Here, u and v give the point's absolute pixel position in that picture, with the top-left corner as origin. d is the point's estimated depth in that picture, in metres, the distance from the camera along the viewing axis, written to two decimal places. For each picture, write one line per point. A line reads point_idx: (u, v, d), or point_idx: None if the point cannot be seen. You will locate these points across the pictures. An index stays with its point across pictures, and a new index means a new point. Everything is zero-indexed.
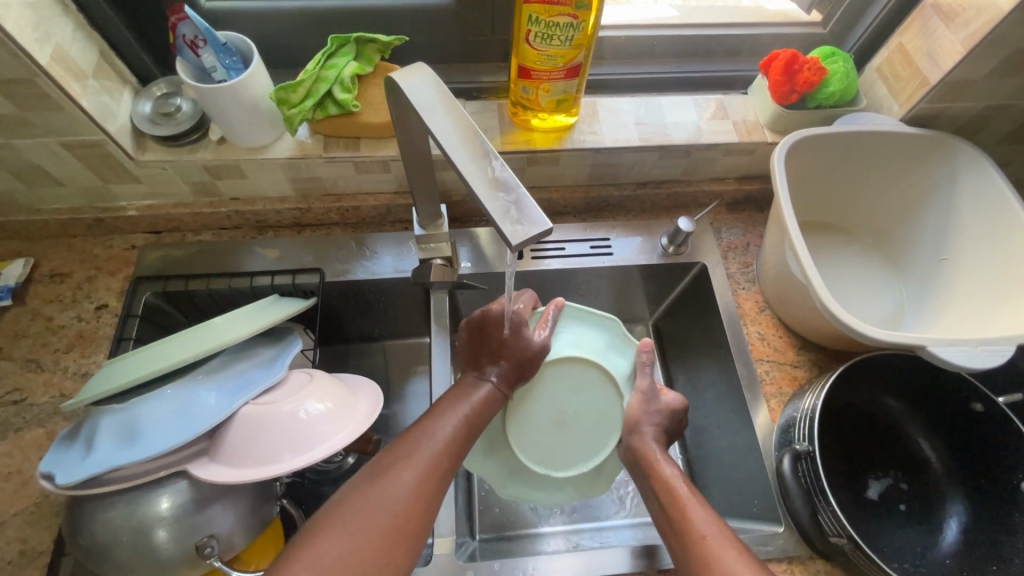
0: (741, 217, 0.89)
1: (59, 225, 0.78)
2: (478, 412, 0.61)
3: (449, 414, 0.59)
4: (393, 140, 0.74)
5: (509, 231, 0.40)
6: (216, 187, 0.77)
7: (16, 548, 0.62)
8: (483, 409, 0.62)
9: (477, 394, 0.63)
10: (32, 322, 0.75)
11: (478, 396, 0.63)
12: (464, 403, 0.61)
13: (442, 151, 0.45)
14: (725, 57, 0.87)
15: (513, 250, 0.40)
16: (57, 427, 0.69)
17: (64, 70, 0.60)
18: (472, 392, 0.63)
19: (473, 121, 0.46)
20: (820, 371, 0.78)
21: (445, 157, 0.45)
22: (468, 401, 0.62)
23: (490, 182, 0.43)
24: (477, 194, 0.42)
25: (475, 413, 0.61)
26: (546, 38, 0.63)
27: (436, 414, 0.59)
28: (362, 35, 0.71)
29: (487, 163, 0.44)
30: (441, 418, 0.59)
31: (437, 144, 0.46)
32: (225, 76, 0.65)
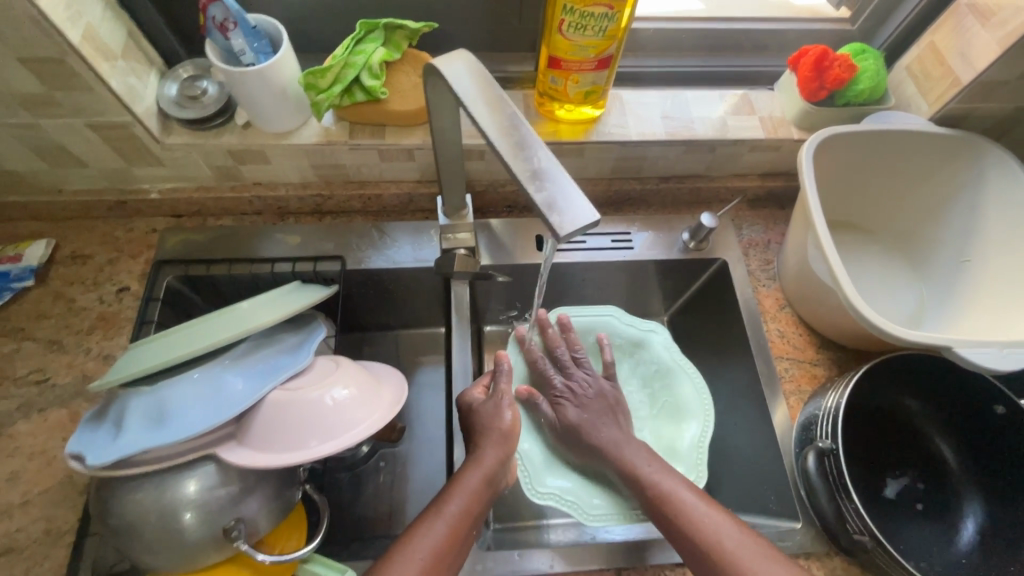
0: (763, 214, 0.89)
1: (81, 206, 0.78)
2: (471, 504, 0.58)
3: (437, 519, 0.56)
4: (418, 128, 0.74)
5: (558, 222, 0.40)
6: (239, 171, 0.77)
7: (41, 527, 0.63)
8: (474, 499, 0.58)
9: (470, 483, 0.59)
10: (54, 302, 0.75)
11: (468, 486, 0.59)
12: (451, 497, 0.58)
13: (483, 137, 0.45)
14: (752, 52, 0.86)
15: (559, 241, 0.40)
16: (81, 408, 0.69)
17: (94, 49, 0.59)
18: (466, 481, 0.59)
19: (510, 102, 0.47)
20: (840, 371, 0.78)
21: (487, 143, 0.45)
22: (464, 492, 0.58)
23: (533, 174, 0.42)
24: (521, 182, 0.42)
25: (469, 503, 0.57)
26: (580, 28, 0.63)
27: (427, 515, 0.56)
28: (390, 21, 0.71)
29: (526, 152, 0.44)
30: (427, 524, 0.55)
31: (477, 130, 0.45)
32: (253, 60, 0.64)
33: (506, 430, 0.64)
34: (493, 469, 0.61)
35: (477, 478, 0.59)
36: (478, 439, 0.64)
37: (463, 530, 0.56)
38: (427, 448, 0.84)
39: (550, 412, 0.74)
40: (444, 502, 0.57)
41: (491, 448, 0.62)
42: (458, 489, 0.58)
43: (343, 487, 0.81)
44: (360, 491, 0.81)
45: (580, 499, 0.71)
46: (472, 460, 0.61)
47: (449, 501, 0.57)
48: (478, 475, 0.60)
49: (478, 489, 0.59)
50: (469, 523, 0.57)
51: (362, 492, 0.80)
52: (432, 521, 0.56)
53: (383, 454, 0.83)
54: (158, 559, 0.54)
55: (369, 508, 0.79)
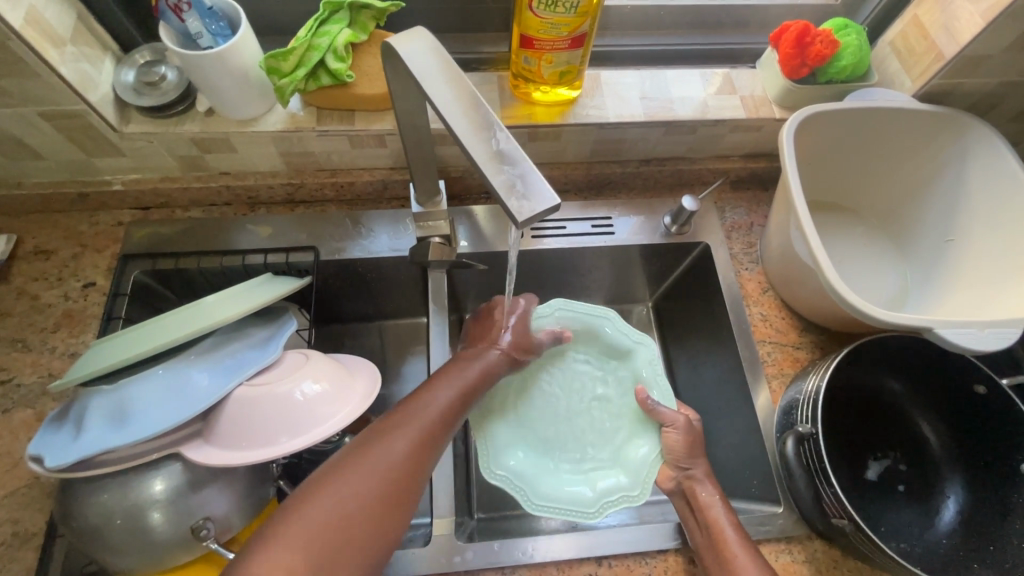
0: (746, 196, 0.87)
1: (43, 200, 0.76)
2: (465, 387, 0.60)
3: (410, 413, 0.55)
4: (388, 113, 0.71)
5: (517, 207, 0.38)
6: (205, 161, 0.74)
7: (8, 530, 0.61)
8: (472, 381, 0.61)
9: (469, 369, 0.62)
10: (17, 300, 0.73)
11: (460, 378, 0.61)
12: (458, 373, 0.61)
13: (442, 122, 0.43)
14: (734, 29, 0.84)
15: (520, 227, 0.38)
16: (47, 408, 0.67)
17: (40, 34, 0.56)
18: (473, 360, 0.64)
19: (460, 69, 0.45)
20: (823, 354, 0.77)
21: (446, 129, 0.43)
22: (473, 364, 0.63)
23: (494, 156, 0.41)
24: (478, 166, 0.40)
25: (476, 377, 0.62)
26: (550, 4, 0.60)
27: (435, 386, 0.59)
28: (355, 1, 0.67)
29: (489, 133, 0.42)
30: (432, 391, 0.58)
31: (437, 114, 0.43)
32: (211, 43, 0.61)
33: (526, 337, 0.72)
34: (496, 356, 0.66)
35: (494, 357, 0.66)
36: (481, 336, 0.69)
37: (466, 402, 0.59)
38: None
39: (668, 412, 0.70)
40: (452, 376, 0.61)
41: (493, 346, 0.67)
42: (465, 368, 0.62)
43: None
44: None
45: (528, 486, 0.68)
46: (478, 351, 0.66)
47: (438, 393, 0.58)
48: (480, 359, 0.65)
49: (481, 377, 0.63)
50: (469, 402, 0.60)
51: None
52: (441, 390, 0.58)
53: None
54: (126, 560, 0.53)
55: None
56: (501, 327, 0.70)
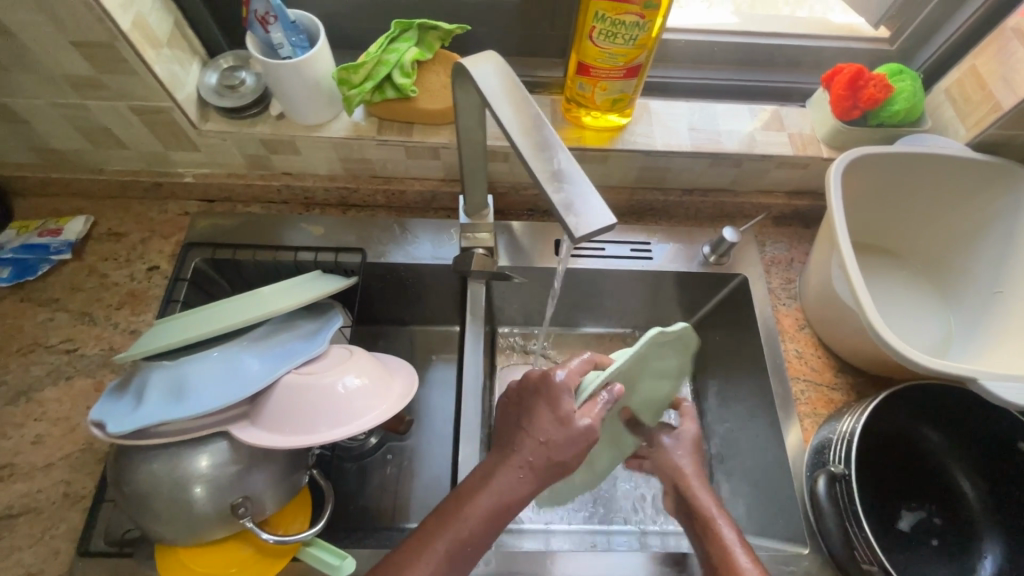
0: (787, 231, 0.88)
1: (120, 185, 0.82)
2: (484, 516, 0.54)
3: (441, 536, 0.52)
4: (445, 127, 0.75)
5: (573, 223, 0.40)
6: (270, 161, 0.79)
7: (60, 490, 0.65)
8: (503, 512, 0.54)
9: (492, 496, 0.54)
10: (88, 277, 0.78)
11: (483, 509, 0.54)
12: (465, 513, 0.53)
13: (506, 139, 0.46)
14: (785, 68, 0.85)
15: (574, 243, 0.40)
16: (105, 379, 0.72)
17: (143, 36, 0.62)
18: (493, 486, 0.54)
19: (525, 92, 0.48)
20: (859, 396, 0.76)
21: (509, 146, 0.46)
22: (493, 494, 0.54)
23: (554, 174, 0.43)
24: (538, 182, 0.43)
25: (486, 512, 0.53)
26: (610, 36, 0.62)
27: (434, 533, 0.53)
28: (424, 22, 0.71)
29: (550, 153, 0.44)
30: (428, 542, 0.52)
31: (502, 132, 0.46)
32: (291, 54, 0.66)
33: (577, 428, 0.56)
34: (563, 459, 0.55)
35: (520, 474, 0.55)
36: (511, 439, 0.57)
37: (466, 550, 0.53)
38: (434, 443, 0.85)
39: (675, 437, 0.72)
40: (456, 518, 0.53)
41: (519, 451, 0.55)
42: (473, 505, 0.54)
43: (349, 476, 0.82)
44: (366, 481, 0.81)
45: None
46: (512, 467, 0.55)
47: (433, 544, 0.52)
48: (514, 477, 0.55)
49: (497, 505, 0.54)
50: (468, 551, 0.53)
51: (367, 483, 0.81)
52: (437, 540, 0.52)
53: (390, 447, 0.84)
54: (167, 529, 0.56)
55: (373, 498, 0.80)
56: (534, 428, 0.56)
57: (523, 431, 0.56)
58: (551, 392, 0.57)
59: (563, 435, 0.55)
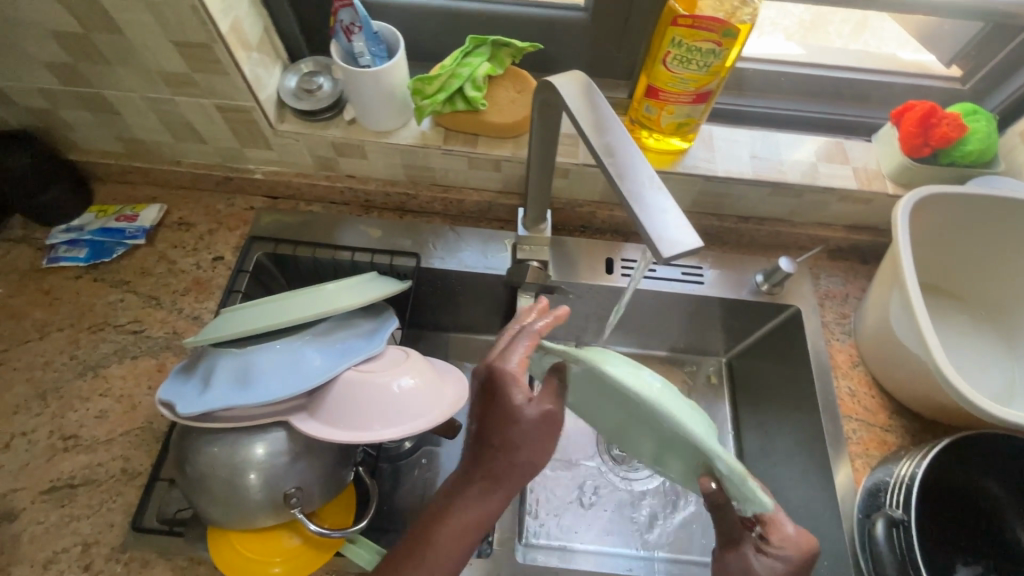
0: (843, 266, 0.86)
1: (193, 177, 0.86)
2: (457, 534, 0.50)
3: (411, 558, 0.50)
4: (509, 141, 0.77)
5: (661, 243, 0.41)
6: (337, 163, 0.82)
7: (119, 465, 0.68)
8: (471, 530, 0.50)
9: (466, 514, 0.50)
10: (158, 263, 0.82)
11: (453, 528, 0.50)
12: (432, 533, 0.50)
13: (595, 157, 0.47)
14: (851, 102, 0.84)
15: (661, 262, 0.41)
16: (167, 361, 0.75)
17: (237, 39, 0.65)
18: (462, 504, 0.50)
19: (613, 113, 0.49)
20: (913, 441, 0.73)
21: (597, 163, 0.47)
22: (460, 515, 0.50)
23: (643, 194, 0.44)
24: (627, 200, 0.44)
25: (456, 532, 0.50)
26: (684, 61, 0.63)
27: (405, 557, 0.50)
28: (498, 38, 0.74)
29: (639, 173, 0.45)
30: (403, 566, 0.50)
31: (589, 149, 0.47)
32: (370, 62, 0.69)
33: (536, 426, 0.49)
34: (519, 455, 0.49)
35: (481, 489, 0.50)
36: (470, 452, 0.51)
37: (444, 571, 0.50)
38: None
39: None
40: (427, 539, 0.50)
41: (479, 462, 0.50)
42: (441, 526, 0.50)
43: (383, 476, 0.82)
44: (403, 483, 0.82)
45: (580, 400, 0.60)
46: (474, 485, 0.50)
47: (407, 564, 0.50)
48: (477, 490, 0.50)
49: (465, 523, 0.50)
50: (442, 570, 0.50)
51: (404, 485, 0.82)
52: (410, 565, 0.50)
53: (426, 451, 0.84)
54: (221, 513, 0.58)
55: (409, 501, 0.81)
56: (491, 434, 0.50)
57: (478, 440, 0.50)
58: (501, 384, 0.50)
59: (518, 437, 0.49)
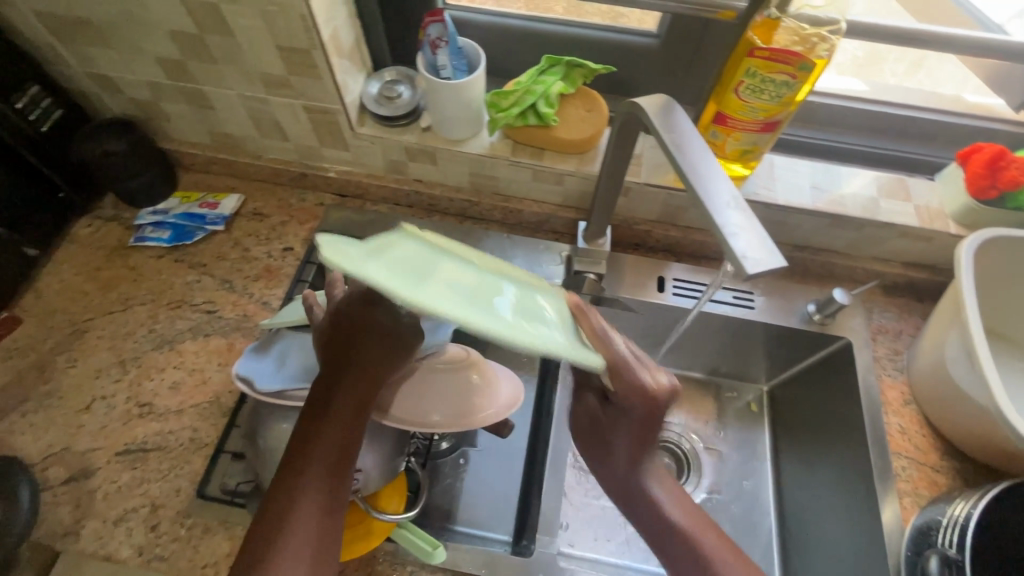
0: (897, 302, 0.86)
1: (271, 172, 0.91)
2: (338, 442, 0.48)
3: (297, 483, 0.46)
4: (575, 157, 0.80)
5: (745, 261, 0.43)
6: (407, 167, 0.86)
7: (188, 435, 0.72)
8: (356, 421, 0.48)
9: (345, 409, 0.48)
10: (233, 249, 0.87)
11: (329, 439, 0.48)
12: (315, 450, 0.47)
13: (681, 175, 0.49)
14: (915, 140, 0.85)
15: (745, 279, 0.43)
16: (237, 341, 0.79)
17: (334, 47, 0.70)
18: (338, 411, 0.48)
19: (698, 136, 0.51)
20: (964, 484, 0.72)
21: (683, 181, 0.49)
22: (339, 422, 0.48)
23: (730, 213, 0.46)
24: (713, 218, 0.46)
25: (339, 440, 0.48)
26: (757, 91, 0.65)
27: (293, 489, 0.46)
28: (572, 59, 0.77)
29: (725, 193, 0.47)
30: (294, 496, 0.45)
31: (675, 168, 0.49)
32: (450, 75, 0.73)
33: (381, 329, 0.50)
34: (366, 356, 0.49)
35: (355, 394, 0.49)
36: (330, 365, 0.50)
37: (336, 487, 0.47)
38: None
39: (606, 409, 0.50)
40: (311, 457, 0.47)
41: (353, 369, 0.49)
42: (320, 438, 0.48)
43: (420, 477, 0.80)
44: None
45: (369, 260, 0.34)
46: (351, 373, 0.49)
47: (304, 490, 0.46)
48: (352, 396, 0.49)
49: (342, 429, 0.48)
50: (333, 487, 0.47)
51: None
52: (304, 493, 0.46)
53: (463, 451, 0.81)
54: None
55: None
56: (356, 341, 0.50)
57: (339, 349, 0.50)
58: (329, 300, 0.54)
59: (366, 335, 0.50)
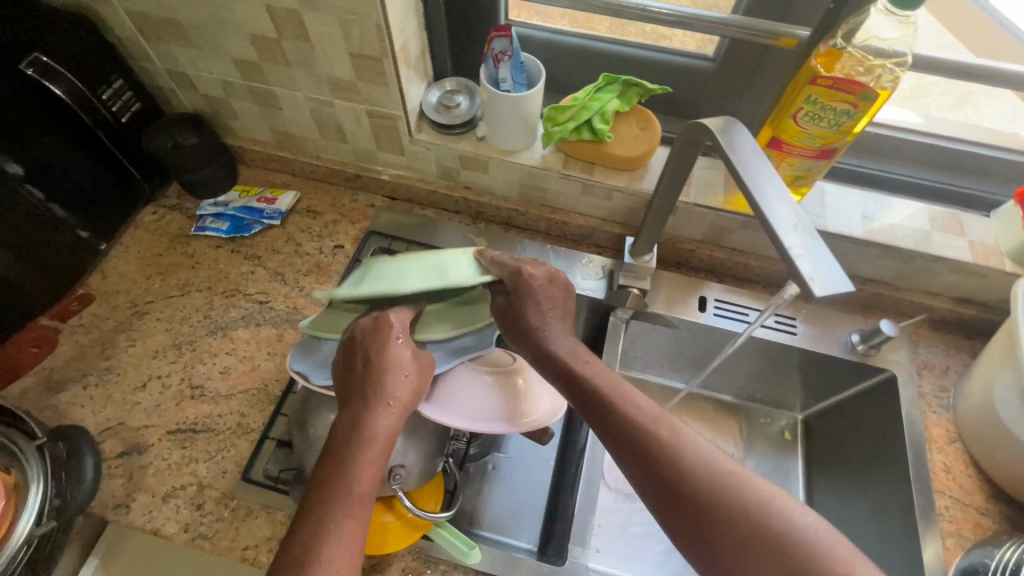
0: (944, 337, 0.84)
1: (327, 172, 0.95)
2: (378, 458, 0.50)
3: (334, 497, 0.47)
4: (625, 173, 0.81)
5: (813, 282, 0.43)
6: (458, 174, 0.89)
7: (235, 420, 0.74)
8: (382, 448, 0.51)
9: (372, 437, 0.51)
10: (286, 243, 0.90)
11: (373, 453, 0.50)
12: (358, 461, 0.49)
13: (747, 195, 0.50)
14: (971, 174, 0.84)
15: (812, 299, 0.43)
16: (286, 332, 0.82)
17: (403, 56, 0.73)
18: (379, 426, 0.51)
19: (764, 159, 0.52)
20: (1011, 529, 0.70)
21: (749, 200, 0.50)
22: (381, 436, 0.51)
23: (796, 235, 0.46)
24: (779, 239, 0.46)
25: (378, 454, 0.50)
26: (816, 118, 0.66)
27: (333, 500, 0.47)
28: (630, 78, 0.78)
29: (792, 214, 0.48)
30: (333, 505, 0.47)
31: (741, 187, 0.50)
32: (510, 88, 0.75)
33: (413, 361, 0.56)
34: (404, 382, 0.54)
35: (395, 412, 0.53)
36: (366, 383, 0.53)
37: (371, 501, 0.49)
38: None
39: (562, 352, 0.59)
40: (353, 469, 0.49)
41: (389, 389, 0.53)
42: (363, 451, 0.50)
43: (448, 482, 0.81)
44: None
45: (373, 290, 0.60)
46: (375, 405, 0.52)
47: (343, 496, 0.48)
48: (391, 413, 0.52)
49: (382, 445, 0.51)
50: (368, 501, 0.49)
51: None
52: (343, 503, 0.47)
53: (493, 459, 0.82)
54: None
55: None
56: (395, 366, 0.54)
57: (376, 370, 0.54)
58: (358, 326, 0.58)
59: (404, 360, 0.55)
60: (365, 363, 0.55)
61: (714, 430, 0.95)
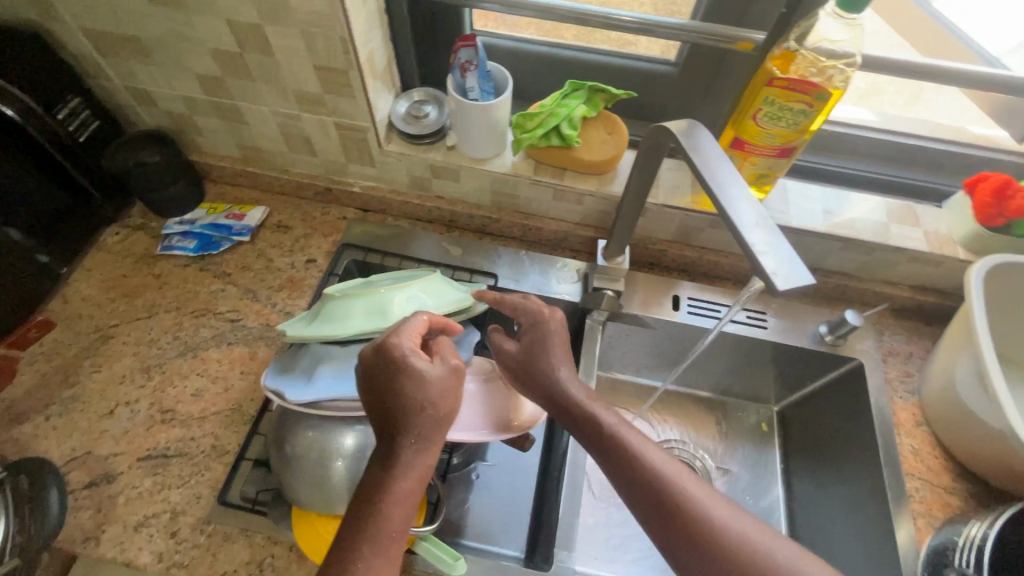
0: (906, 325, 0.88)
1: (296, 186, 0.93)
2: (413, 496, 0.48)
3: (367, 541, 0.45)
4: (595, 177, 0.82)
5: (776, 277, 0.45)
6: (430, 183, 0.89)
7: (209, 442, 0.73)
8: (417, 484, 0.49)
9: (407, 477, 0.48)
10: (257, 259, 0.89)
11: (406, 490, 0.48)
12: (391, 500, 0.47)
13: (711, 193, 0.51)
14: (923, 168, 0.88)
15: (777, 294, 0.44)
16: (260, 350, 0.80)
17: (369, 68, 0.73)
18: (414, 464, 0.49)
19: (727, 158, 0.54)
20: (976, 506, 0.73)
21: (714, 199, 0.51)
22: (417, 470, 0.49)
23: (759, 232, 0.48)
24: (743, 236, 0.48)
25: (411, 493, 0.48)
26: (775, 118, 0.68)
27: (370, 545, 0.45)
28: (595, 84, 0.80)
29: (754, 211, 0.50)
30: (364, 548, 0.45)
31: (705, 186, 0.52)
32: (478, 97, 0.76)
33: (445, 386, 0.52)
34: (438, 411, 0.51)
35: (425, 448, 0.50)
36: (392, 419, 0.50)
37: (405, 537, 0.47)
38: None
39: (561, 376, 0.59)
40: (389, 510, 0.47)
41: (417, 419, 0.50)
42: (396, 490, 0.47)
43: None
44: None
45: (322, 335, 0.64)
46: (405, 440, 0.49)
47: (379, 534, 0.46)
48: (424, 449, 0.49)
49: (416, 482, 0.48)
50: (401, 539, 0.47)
51: None
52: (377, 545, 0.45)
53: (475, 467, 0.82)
54: (306, 496, 0.61)
55: None
56: (424, 397, 0.50)
57: (401, 403, 0.50)
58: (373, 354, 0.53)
59: (433, 388, 0.51)
60: (386, 398, 0.51)
61: (693, 427, 0.96)
